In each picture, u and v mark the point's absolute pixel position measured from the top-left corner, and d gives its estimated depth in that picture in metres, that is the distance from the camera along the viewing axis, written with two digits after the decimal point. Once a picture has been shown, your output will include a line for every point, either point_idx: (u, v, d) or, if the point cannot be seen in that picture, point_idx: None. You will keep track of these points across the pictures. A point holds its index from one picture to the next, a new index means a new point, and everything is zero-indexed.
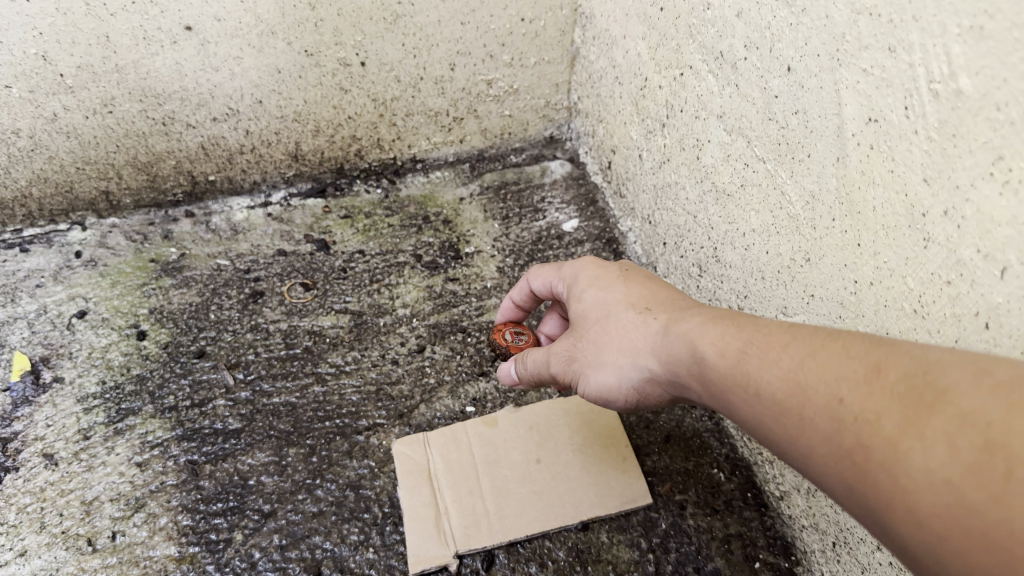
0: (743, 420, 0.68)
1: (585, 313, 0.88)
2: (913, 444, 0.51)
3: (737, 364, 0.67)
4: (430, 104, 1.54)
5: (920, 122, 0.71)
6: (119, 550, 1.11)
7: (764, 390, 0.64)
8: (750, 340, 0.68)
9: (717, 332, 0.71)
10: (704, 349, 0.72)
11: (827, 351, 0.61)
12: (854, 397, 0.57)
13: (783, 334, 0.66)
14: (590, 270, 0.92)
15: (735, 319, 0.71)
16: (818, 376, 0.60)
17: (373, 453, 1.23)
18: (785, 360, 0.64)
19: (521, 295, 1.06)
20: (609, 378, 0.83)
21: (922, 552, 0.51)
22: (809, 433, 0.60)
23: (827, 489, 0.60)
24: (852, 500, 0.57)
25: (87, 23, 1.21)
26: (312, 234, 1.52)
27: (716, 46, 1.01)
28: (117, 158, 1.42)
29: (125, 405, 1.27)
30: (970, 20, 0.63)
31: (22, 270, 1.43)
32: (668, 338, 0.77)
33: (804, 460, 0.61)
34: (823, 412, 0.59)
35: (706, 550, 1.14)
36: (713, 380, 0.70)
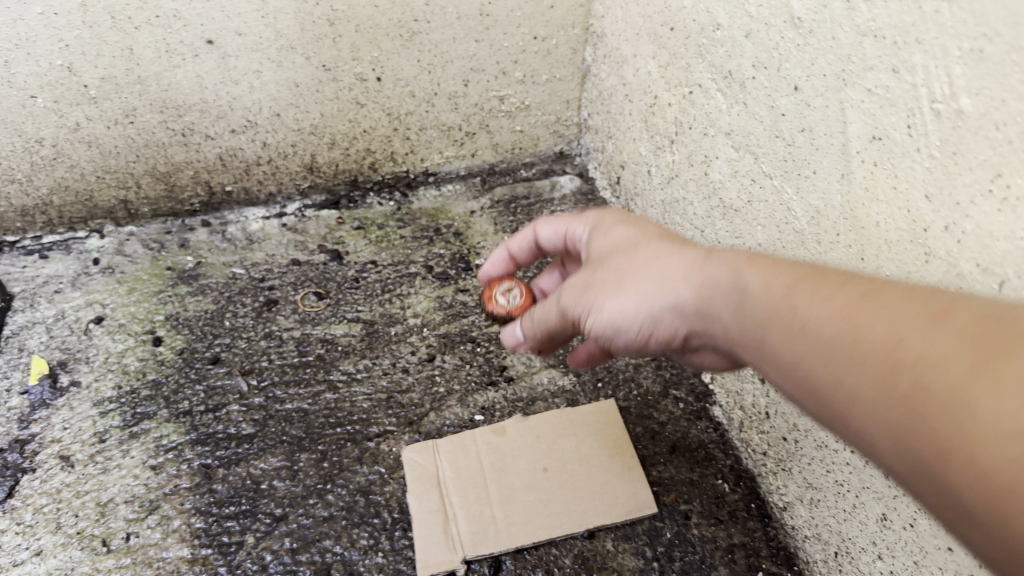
0: (774, 361, 0.62)
1: (608, 250, 0.81)
2: (985, 387, 0.46)
3: (780, 301, 0.62)
4: (443, 119, 1.57)
5: (922, 140, 0.74)
6: (133, 551, 1.13)
7: (810, 327, 0.59)
8: (799, 277, 0.62)
9: (766, 267, 0.65)
10: (743, 282, 0.66)
11: (887, 293, 0.56)
12: (917, 339, 0.52)
13: (839, 275, 0.61)
14: (622, 213, 0.86)
15: (780, 259, 0.66)
16: (876, 314, 0.55)
17: (383, 460, 1.25)
18: (839, 297, 0.58)
19: (523, 245, 1.02)
20: (629, 308, 0.74)
21: (972, 510, 0.47)
22: (859, 373, 0.55)
23: (863, 437, 0.55)
24: (896, 446, 0.52)
25: (112, 36, 1.25)
26: (325, 245, 1.55)
27: (724, 66, 1.05)
28: (136, 168, 1.46)
29: (141, 409, 1.29)
30: (969, 43, 0.66)
31: (41, 276, 1.46)
32: (707, 268, 0.70)
33: (843, 403, 0.56)
34: (880, 352, 0.53)
35: (710, 559, 1.16)
36: (750, 318, 0.64)
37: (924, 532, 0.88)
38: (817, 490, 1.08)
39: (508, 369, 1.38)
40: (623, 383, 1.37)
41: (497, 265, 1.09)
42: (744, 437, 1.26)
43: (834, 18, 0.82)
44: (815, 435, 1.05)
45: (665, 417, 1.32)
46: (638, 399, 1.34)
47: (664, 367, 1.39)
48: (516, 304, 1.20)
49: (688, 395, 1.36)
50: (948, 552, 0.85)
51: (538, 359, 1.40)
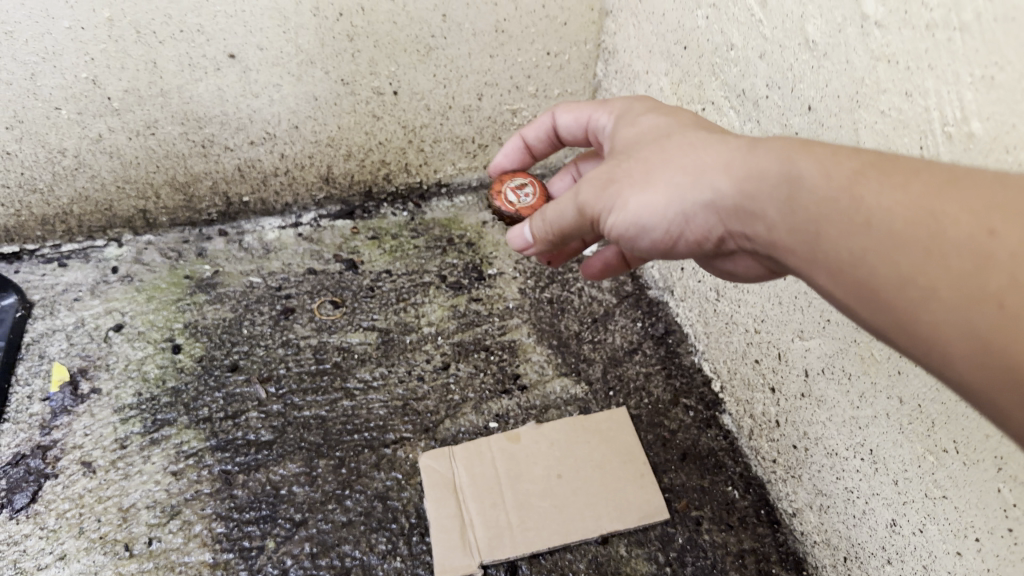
0: (827, 258, 0.61)
1: (639, 145, 0.79)
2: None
3: (844, 186, 0.59)
4: (457, 132, 1.61)
5: (934, 161, 0.77)
6: (155, 555, 1.16)
7: (877, 217, 0.57)
8: (863, 164, 0.60)
9: (824, 153, 0.63)
10: (799, 175, 0.63)
11: (967, 182, 0.54)
12: (1010, 230, 0.50)
13: (909, 161, 0.58)
14: (654, 109, 0.84)
15: (838, 146, 0.63)
16: (959, 204, 0.53)
17: (400, 466, 1.27)
18: (913, 186, 0.56)
19: (540, 132, 1.06)
20: (655, 206, 0.74)
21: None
22: (935, 263, 0.53)
23: (927, 338, 0.54)
24: (965, 338, 0.51)
25: (137, 50, 1.27)
26: (340, 254, 1.58)
27: (738, 84, 1.08)
28: (156, 178, 1.48)
29: (161, 416, 1.31)
30: (981, 70, 0.70)
31: (60, 284, 1.48)
32: (752, 162, 0.68)
33: (913, 299, 0.54)
34: (965, 244, 0.51)
35: (721, 564, 1.19)
36: (803, 209, 0.62)
37: (933, 537, 0.91)
38: (827, 496, 1.11)
39: (521, 377, 1.40)
40: (634, 391, 1.39)
41: (511, 155, 1.14)
42: (754, 445, 1.29)
43: (848, 42, 0.85)
44: (825, 443, 1.08)
45: (675, 425, 1.35)
46: (649, 407, 1.37)
47: (674, 376, 1.42)
48: (528, 202, 1.19)
49: (698, 403, 1.38)
50: (956, 556, 0.88)
51: (550, 367, 1.42)
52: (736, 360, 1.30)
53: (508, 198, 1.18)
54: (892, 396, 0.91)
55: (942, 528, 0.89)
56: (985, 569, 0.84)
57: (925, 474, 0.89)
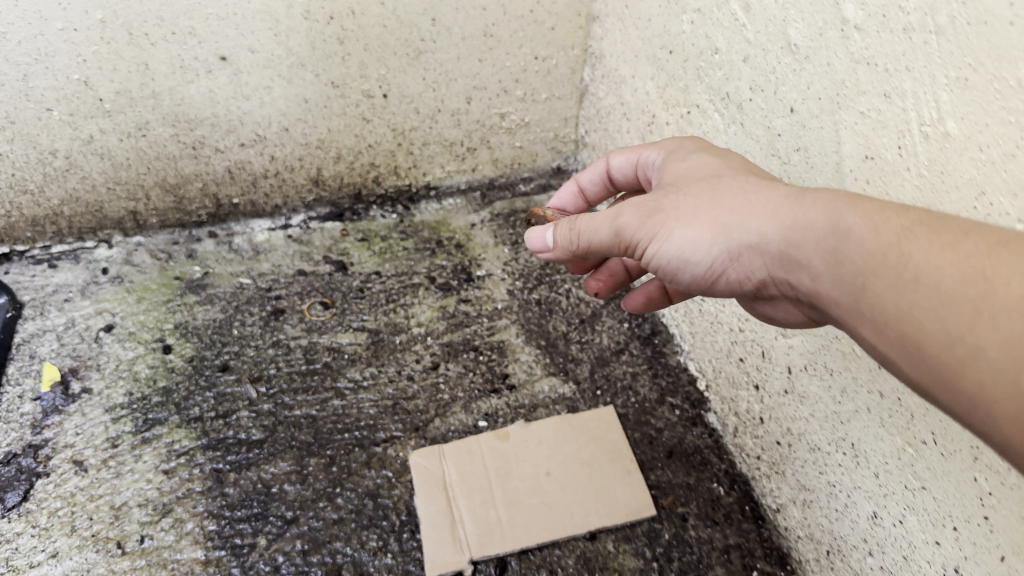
0: (873, 310, 0.62)
1: (683, 183, 0.81)
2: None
3: (896, 243, 0.61)
4: (446, 135, 1.62)
5: (912, 160, 0.80)
6: (147, 552, 1.16)
7: (925, 274, 0.58)
8: (914, 222, 0.61)
9: (873, 210, 0.64)
10: (846, 230, 0.64)
11: (1019, 246, 0.55)
12: None
13: (963, 222, 0.59)
14: (705, 151, 0.86)
15: (890, 204, 0.65)
16: (1011, 267, 0.54)
17: (390, 464, 1.29)
18: (964, 247, 0.57)
19: (595, 177, 1.06)
20: (697, 247, 0.76)
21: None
22: (980, 323, 0.54)
23: (968, 399, 0.54)
24: (1006, 399, 0.52)
25: (129, 52, 1.28)
26: (330, 256, 1.59)
27: (722, 88, 1.11)
28: (147, 180, 1.49)
29: (152, 415, 1.32)
30: (956, 72, 0.72)
31: (50, 285, 1.49)
32: (795, 214, 0.69)
33: (957, 356, 0.55)
34: (1012, 304, 0.52)
35: (707, 559, 1.20)
36: (850, 262, 0.63)
37: (913, 528, 0.93)
38: (810, 491, 1.13)
39: (510, 377, 1.42)
40: (622, 390, 1.41)
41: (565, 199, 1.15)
42: (739, 442, 1.31)
43: (829, 45, 0.88)
44: (808, 438, 1.11)
45: (662, 423, 1.37)
46: (636, 406, 1.39)
47: (660, 375, 1.44)
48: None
49: (684, 402, 1.40)
50: (936, 546, 0.90)
51: (539, 367, 1.44)
52: (720, 358, 1.32)
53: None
54: (873, 390, 0.94)
55: (922, 518, 0.91)
56: (963, 557, 0.86)
57: (905, 466, 0.92)
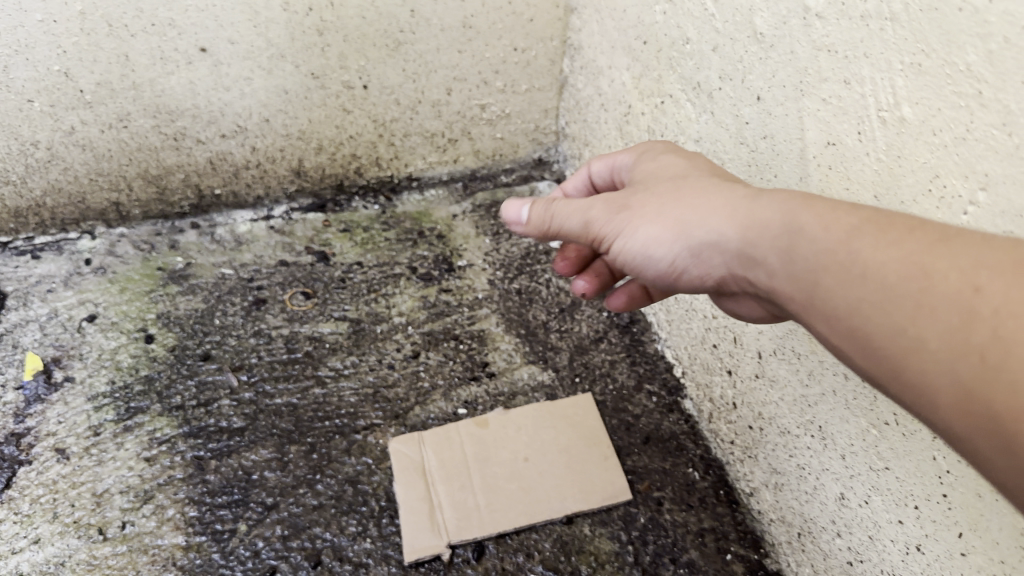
0: (826, 308, 0.63)
1: (654, 183, 0.83)
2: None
3: (845, 240, 0.62)
4: (427, 126, 1.64)
5: (871, 145, 0.81)
6: (129, 538, 1.18)
7: (871, 271, 0.59)
8: (862, 220, 0.62)
9: (825, 209, 0.65)
10: (799, 230, 0.66)
11: (960, 241, 0.56)
12: (996, 288, 0.52)
13: (908, 218, 0.61)
14: (670, 152, 0.87)
15: (841, 203, 0.66)
16: (951, 262, 0.55)
17: (370, 451, 1.30)
18: (907, 243, 0.58)
19: (579, 186, 1.03)
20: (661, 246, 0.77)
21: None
22: (924, 319, 0.55)
23: (915, 390, 0.56)
24: (949, 392, 0.53)
25: (109, 43, 1.29)
26: (312, 246, 1.61)
27: (694, 77, 1.12)
28: (128, 171, 1.50)
29: (134, 404, 1.33)
30: (909, 57, 0.74)
31: (34, 276, 1.50)
32: (751, 214, 0.71)
33: (903, 349, 0.56)
34: (952, 298, 0.54)
35: (682, 542, 1.22)
36: (804, 260, 0.65)
37: (878, 508, 0.95)
38: (781, 474, 1.15)
39: (490, 365, 1.44)
40: (600, 378, 1.43)
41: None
42: (714, 428, 1.33)
43: (792, 33, 0.89)
44: (779, 422, 1.12)
45: (639, 410, 1.39)
46: (614, 393, 1.41)
47: (638, 363, 1.46)
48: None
49: (661, 389, 1.42)
50: (899, 525, 0.92)
51: (518, 355, 1.46)
52: (696, 346, 1.34)
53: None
54: (838, 373, 0.95)
55: (886, 498, 0.93)
56: (924, 535, 0.88)
57: (869, 447, 0.93)
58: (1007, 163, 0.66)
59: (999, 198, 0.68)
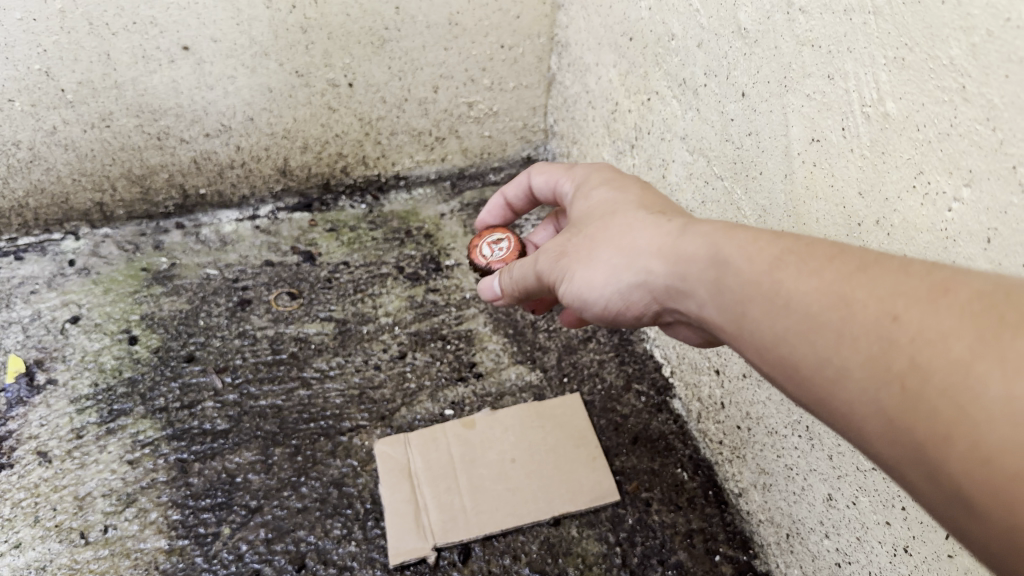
0: (756, 339, 0.62)
1: (589, 211, 0.82)
2: (989, 370, 0.46)
3: (768, 271, 0.61)
4: (414, 124, 1.63)
5: (855, 141, 0.80)
6: (111, 542, 1.16)
7: (794, 302, 0.59)
8: (783, 249, 0.62)
9: (748, 237, 0.65)
10: (724, 259, 0.65)
11: (876, 267, 0.56)
12: (912, 314, 0.51)
13: (827, 246, 0.60)
14: (603, 174, 0.86)
15: (764, 231, 0.65)
16: (867, 290, 0.54)
17: (355, 453, 1.28)
18: (826, 271, 0.58)
19: (518, 191, 1.01)
20: (596, 284, 0.77)
21: (967, 498, 0.46)
22: (846, 350, 0.54)
23: (845, 419, 0.55)
24: (878, 423, 0.52)
25: (90, 42, 1.28)
26: (298, 246, 1.59)
27: (679, 74, 1.11)
28: (112, 171, 1.49)
29: (118, 406, 1.32)
30: (893, 52, 0.73)
31: (16, 277, 1.48)
32: (680, 241, 0.70)
33: (830, 380, 0.55)
34: (870, 327, 0.53)
35: (670, 543, 1.21)
36: (730, 290, 0.64)
37: (865, 509, 0.94)
38: (769, 475, 1.14)
39: (477, 366, 1.42)
40: (588, 377, 1.42)
41: (493, 211, 1.09)
42: (703, 428, 1.32)
43: (775, 28, 0.88)
44: (766, 422, 1.11)
45: (628, 410, 1.38)
46: (602, 393, 1.40)
47: (627, 362, 1.45)
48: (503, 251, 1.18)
49: (650, 389, 1.41)
50: (886, 526, 0.90)
51: (506, 356, 1.44)
52: (684, 345, 1.33)
53: (482, 251, 1.20)
54: None
55: (873, 499, 0.92)
56: (912, 536, 0.86)
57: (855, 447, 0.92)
58: (991, 159, 0.65)
59: (983, 195, 0.67)
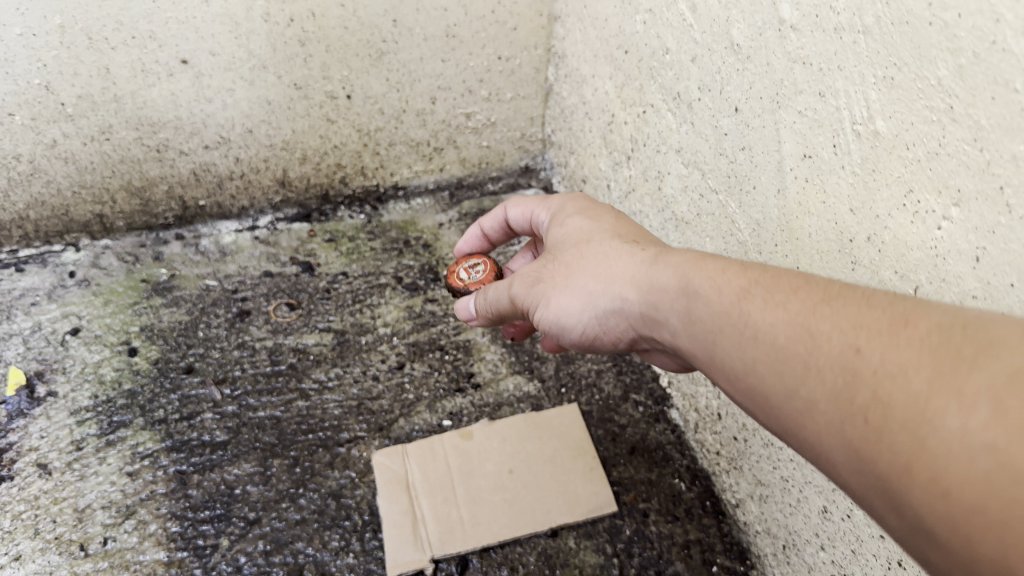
0: (730, 369, 0.64)
1: (566, 240, 0.84)
2: (946, 403, 0.48)
3: (738, 303, 0.64)
4: (412, 135, 1.64)
5: (846, 158, 0.81)
6: (110, 554, 1.17)
7: (764, 334, 0.61)
8: (753, 282, 0.64)
9: (720, 269, 0.68)
10: (698, 291, 0.68)
11: (841, 301, 0.58)
12: (874, 347, 0.53)
13: (795, 278, 0.63)
14: (581, 203, 0.88)
15: (737, 263, 0.68)
16: (832, 323, 0.57)
17: (353, 464, 1.29)
18: (794, 304, 0.60)
19: (495, 223, 1.03)
20: (574, 311, 0.79)
21: (931, 529, 0.48)
22: (813, 382, 0.56)
23: (816, 450, 0.57)
24: (845, 454, 0.54)
25: (89, 56, 1.29)
26: (297, 257, 1.60)
27: (674, 87, 1.12)
28: (112, 183, 1.49)
29: (117, 418, 1.32)
30: (882, 71, 0.73)
31: (17, 289, 1.49)
32: (657, 272, 0.73)
33: (798, 412, 0.58)
34: (836, 360, 0.55)
35: (667, 554, 1.21)
36: (703, 320, 0.66)
37: (860, 522, 0.94)
38: (766, 486, 1.14)
39: (475, 376, 1.43)
40: (586, 387, 1.42)
41: (470, 241, 1.12)
42: (700, 438, 1.32)
43: (767, 45, 0.89)
44: (762, 434, 1.12)
45: (625, 420, 1.38)
46: (600, 403, 1.40)
47: (624, 372, 1.45)
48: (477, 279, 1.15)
49: (648, 399, 1.42)
50: (881, 540, 0.90)
51: (503, 366, 1.45)
52: None
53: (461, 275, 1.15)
54: None
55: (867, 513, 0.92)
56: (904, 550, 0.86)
57: None
58: (979, 180, 0.65)
59: (972, 215, 0.67)
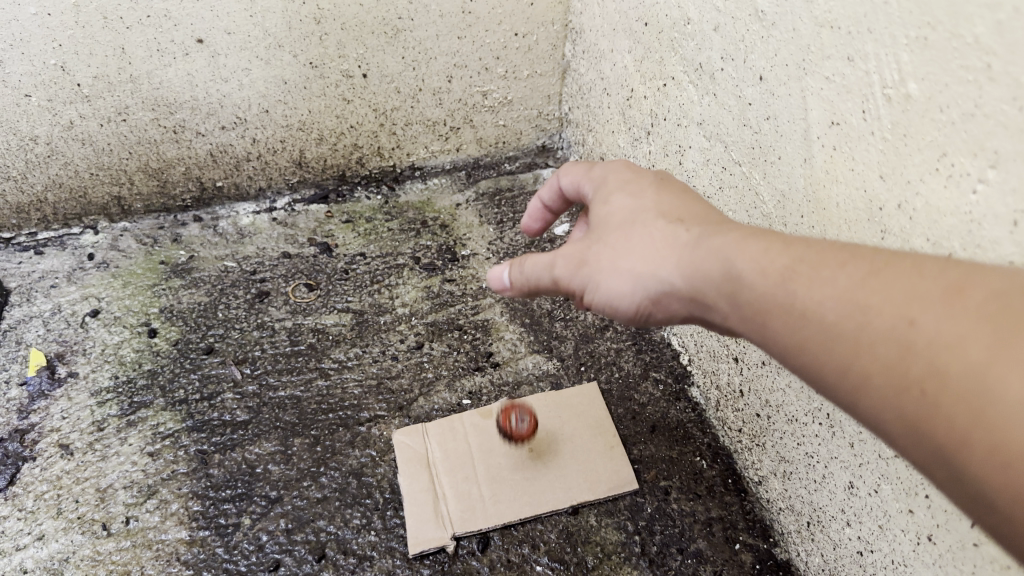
0: (781, 345, 0.63)
1: (603, 220, 0.83)
2: (1006, 372, 0.46)
3: (784, 280, 0.62)
4: (428, 115, 1.63)
5: (876, 124, 0.79)
6: (132, 533, 1.17)
7: (812, 310, 0.60)
8: (797, 258, 0.63)
9: (762, 245, 0.66)
10: (741, 268, 0.66)
11: (890, 272, 0.56)
12: (927, 319, 0.52)
13: (840, 251, 0.61)
14: (620, 182, 0.86)
15: (779, 239, 0.66)
16: (881, 296, 0.55)
17: (374, 443, 1.28)
18: (840, 278, 0.59)
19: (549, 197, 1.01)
20: (616, 291, 0.78)
21: (994, 499, 0.47)
22: (866, 357, 0.55)
23: (876, 422, 0.56)
24: (905, 429, 0.53)
25: (105, 36, 1.28)
26: (315, 238, 1.60)
27: (695, 58, 1.10)
28: (129, 165, 1.50)
29: (138, 398, 1.32)
30: (915, 32, 0.71)
31: (37, 271, 1.50)
32: (701, 252, 0.72)
33: (855, 387, 0.57)
34: (887, 334, 0.54)
35: (689, 532, 1.20)
36: (749, 298, 0.65)
37: (887, 496, 0.92)
38: (790, 462, 1.13)
39: (494, 355, 1.42)
40: (605, 366, 1.41)
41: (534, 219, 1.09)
42: (722, 416, 1.31)
43: (793, 10, 0.87)
44: (786, 410, 1.10)
45: (645, 399, 1.37)
46: (620, 382, 1.39)
47: (644, 351, 1.45)
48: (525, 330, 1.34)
49: (668, 377, 1.41)
50: (909, 514, 0.88)
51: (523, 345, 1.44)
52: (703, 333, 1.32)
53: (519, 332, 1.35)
54: None
55: (895, 487, 0.89)
56: (936, 525, 0.84)
57: None
58: (1017, 140, 0.63)
59: (1010, 176, 0.65)
